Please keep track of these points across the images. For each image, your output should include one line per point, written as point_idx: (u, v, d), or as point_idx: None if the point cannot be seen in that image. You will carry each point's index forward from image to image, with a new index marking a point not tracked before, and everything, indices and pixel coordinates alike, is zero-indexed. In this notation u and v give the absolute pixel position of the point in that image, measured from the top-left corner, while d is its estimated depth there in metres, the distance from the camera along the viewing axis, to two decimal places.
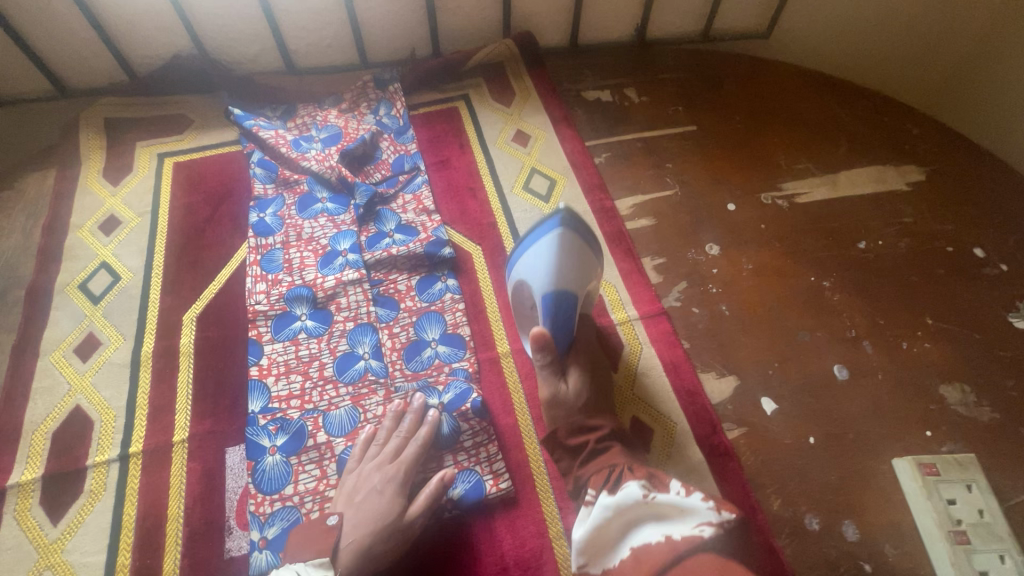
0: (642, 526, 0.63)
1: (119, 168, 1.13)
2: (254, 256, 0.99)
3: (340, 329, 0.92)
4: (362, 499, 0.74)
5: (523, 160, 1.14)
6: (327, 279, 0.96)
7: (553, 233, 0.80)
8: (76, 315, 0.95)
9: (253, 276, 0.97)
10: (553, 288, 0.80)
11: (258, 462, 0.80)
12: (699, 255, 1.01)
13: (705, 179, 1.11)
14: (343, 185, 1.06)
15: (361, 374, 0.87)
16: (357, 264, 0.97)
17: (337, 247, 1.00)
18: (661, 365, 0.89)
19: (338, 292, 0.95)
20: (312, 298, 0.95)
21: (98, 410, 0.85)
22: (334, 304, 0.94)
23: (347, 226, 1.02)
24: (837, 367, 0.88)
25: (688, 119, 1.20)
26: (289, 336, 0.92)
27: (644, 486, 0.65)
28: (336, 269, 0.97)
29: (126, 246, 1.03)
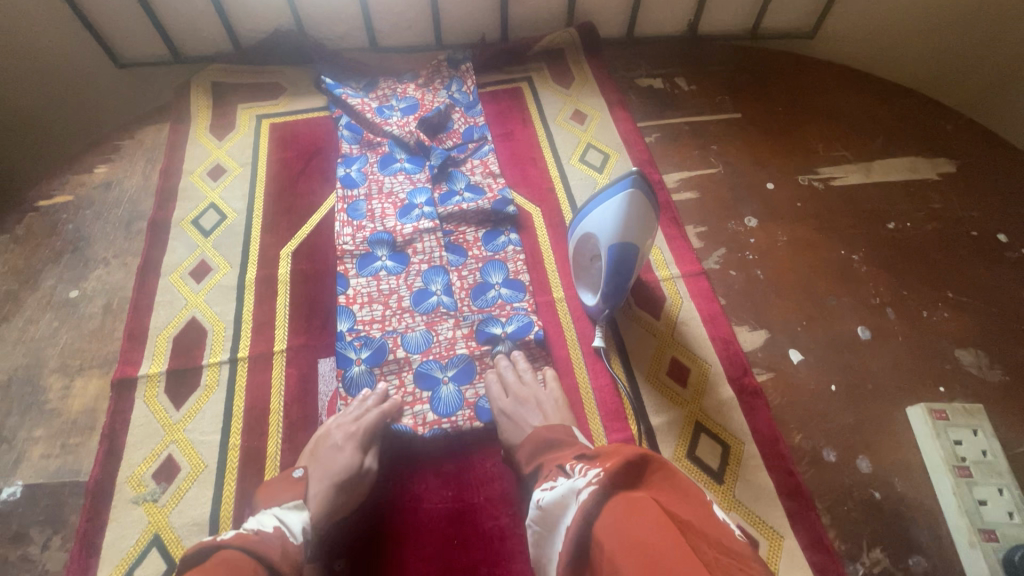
0: (549, 530, 0.61)
1: (224, 126, 1.29)
2: (342, 205, 1.11)
3: (416, 269, 1.03)
4: (324, 455, 0.81)
5: (580, 136, 1.26)
6: (405, 227, 1.08)
7: (624, 197, 0.72)
8: (190, 245, 1.10)
9: (340, 221, 1.09)
10: (615, 245, 0.75)
11: (346, 370, 0.92)
12: (738, 226, 1.11)
13: (747, 161, 1.21)
14: (420, 145, 1.18)
15: (434, 307, 0.99)
16: (432, 216, 1.09)
17: (414, 200, 1.12)
18: (699, 316, 0.99)
19: (415, 239, 1.07)
20: (391, 242, 1.06)
21: (211, 322, 1.00)
22: (411, 248, 1.05)
23: (421, 184, 1.15)
24: (861, 328, 0.97)
25: (734, 107, 1.31)
26: (371, 273, 1.03)
27: (541, 492, 0.65)
28: (413, 219, 1.09)
29: (230, 191, 1.19)
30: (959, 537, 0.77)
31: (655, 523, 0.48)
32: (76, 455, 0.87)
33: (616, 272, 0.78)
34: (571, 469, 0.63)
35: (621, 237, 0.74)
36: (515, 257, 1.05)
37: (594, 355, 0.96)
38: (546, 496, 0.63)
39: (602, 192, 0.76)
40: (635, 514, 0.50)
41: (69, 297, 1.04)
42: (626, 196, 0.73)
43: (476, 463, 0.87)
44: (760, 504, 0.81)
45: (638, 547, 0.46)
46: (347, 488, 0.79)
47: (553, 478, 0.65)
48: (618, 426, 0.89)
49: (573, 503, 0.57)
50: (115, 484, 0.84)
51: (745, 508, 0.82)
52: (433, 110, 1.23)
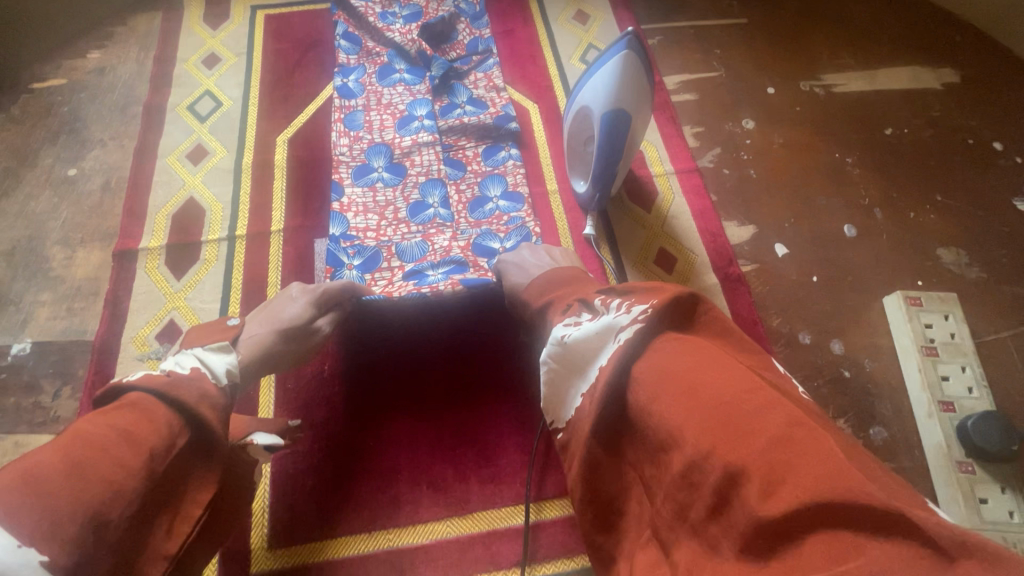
0: (573, 371, 0.52)
1: (218, 15, 1.26)
2: (338, 115, 1.04)
3: (413, 181, 0.98)
4: (276, 304, 0.81)
5: (581, 36, 1.23)
6: (403, 139, 1.02)
7: (619, 57, 0.73)
8: (186, 129, 1.10)
9: (336, 131, 1.02)
10: (609, 110, 0.75)
11: (336, 272, 0.89)
12: (735, 127, 1.11)
13: (749, 65, 1.19)
14: (426, 57, 1.11)
15: (430, 219, 0.95)
16: (432, 129, 1.03)
17: (414, 112, 1.05)
18: (689, 211, 1.00)
19: (413, 152, 1.01)
20: (389, 153, 1.00)
21: (208, 202, 1.01)
22: (409, 161, 1.00)
23: (422, 95, 1.07)
24: (847, 226, 0.99)
25: (741, 12, 1.27)
26: (367, 184, 0.98)
27: (564, 328, 0.55)
28: (412, 131, 1.03)
29: (226, 79, 1.17)
30: (919, 410, 0.82)
31: (732, 369, 0.42)
32: (81, 317, 0.91)
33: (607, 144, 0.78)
34: (604, 304, 0.54)
35: (611, 100, 0.74)
36: (514, 170, 1.01)
37: (585, 242, 0.98)
38: (569, 332, 0.54)
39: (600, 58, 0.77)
40: (703, 359, 0.43)
41: (68, 175, 1.05)
42: (621, 59, 0.73)
43: (478, 345, 0.90)
44: None
45: (716, 398, 0.39)
46: (285, 343, 0.77)
47: (577, 315, 0.57)
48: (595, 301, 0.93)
49: (607, 348, 0.48)
50: (120, 343, 0.88)
51: None
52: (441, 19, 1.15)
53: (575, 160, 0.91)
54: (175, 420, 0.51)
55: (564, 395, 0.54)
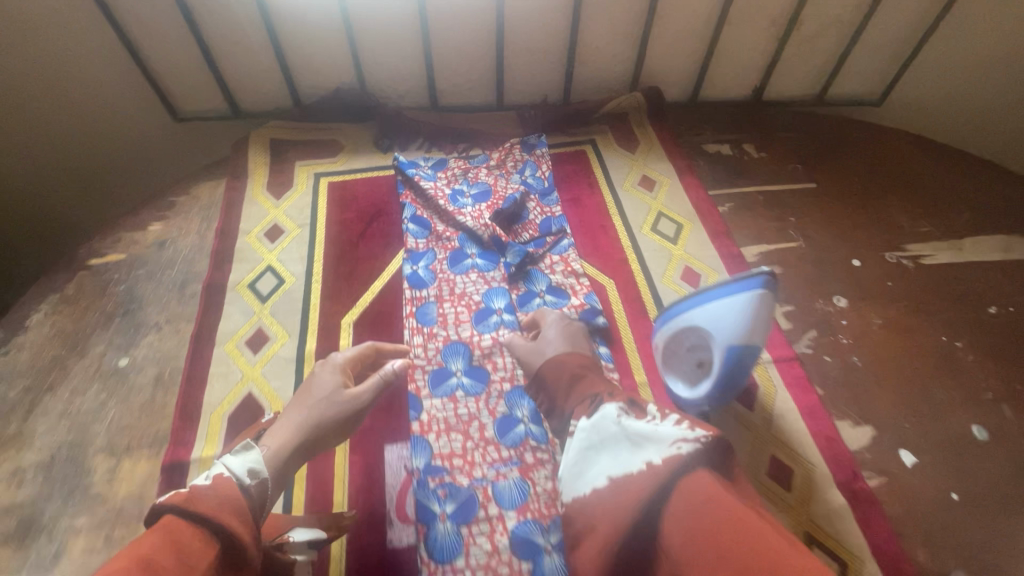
0: (614, 448, 0.63)
1: (282, 184, 1.26)
2: (410, 308, 1.03)
3: (497, 389, 0.93)
4: (307, 391, 0.81)
5: (650, 203, 1.21)
6: (482, 337, 0.99)
7: (750, 296, 0.68)
8: (246, 311, 1.05)
9: (409, 328, 1.01)
10: (737, 343, 0.71)
11: (430, 528, 0.79)
12: (827, 305, 1.04)
13: (828, 233, 1.15)
14: (496, 239, 1.11)
15: (522, 438, 0.88)
16: (512, 325, 1.00)
17: (491, 304, 1.03)
18: (797, 409, 0.91)
19: (494, 352, 0.97)
20: (468, 355, 0.97)
21: (268, 399, 0.94)
22: (490, 364, 0.96)
23: (497, 283, 1.06)
24: (975, 427, 0.89)
25: (808, 176, 1.27)
26: (446, 392, 0.93)
27: (620, 410, 0.68)
28: (491, 328, 1.00)
29: (288, 253, 1.14)
30: None
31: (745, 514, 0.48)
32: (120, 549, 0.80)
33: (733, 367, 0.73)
34: (660, 414, 0.64)
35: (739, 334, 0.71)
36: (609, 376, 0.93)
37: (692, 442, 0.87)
38: (626, 423, 0.65)
39: (716, 287, 0.72)
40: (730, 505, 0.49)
41: (119, 366, 0.98)
42: (752, 294, 0.69)
43: None
44: None
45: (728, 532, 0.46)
46: (324, 416, 0.78)
47: (640, 411, 0.67)
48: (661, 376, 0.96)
49: (661, 450, 0.56)
50: None
51: None
52: (513, 196, 1.17)
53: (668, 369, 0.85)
54: (207, 540, 0.52)
55: (595, 470, 0.63)
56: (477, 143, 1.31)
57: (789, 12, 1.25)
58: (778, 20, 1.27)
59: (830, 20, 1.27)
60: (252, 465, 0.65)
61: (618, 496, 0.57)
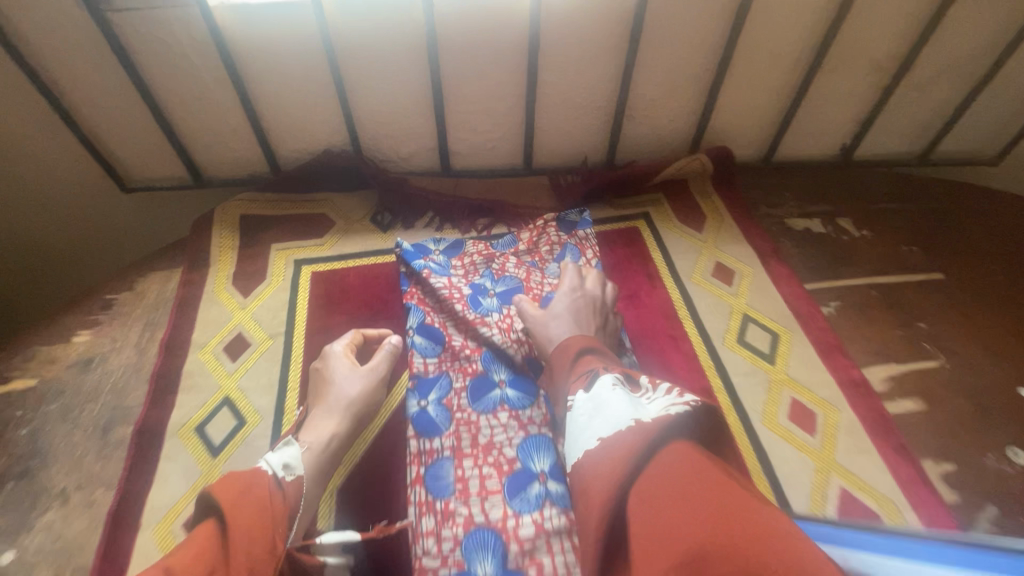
0: (608, 415, 0.53)
1: (252, 276, 0.99)
2: (417, 469, 0.74)
3: None
4: (319, 373, 0.81)
5: (732, 303, 0.92)
6: (520, 521, 0.69)
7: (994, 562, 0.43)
8: (190, 471, 0.77)
9: (416, 503, 0.71)
10: None
11: None
12: (1002, 462, 0.74)
13: (974, 346, 0.86)
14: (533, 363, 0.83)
15: None
16: (562, 500, 0.70)
17: (531, 465, 0.74)
18: None
19: (538, 547, 0.67)
20: (501, 550, 0.67)
21: None
22: (534, 567, 0.66)
23: (537, 429, 0.77)
24: None
25: (931, 263, 0.98)
26: None
27: (618, 378, 0.58)
28: (532, 504, 0.70)
29: (253, 378, 0.86)
30: None
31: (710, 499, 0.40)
32: None
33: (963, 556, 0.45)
34: (651, 383, 0.56)
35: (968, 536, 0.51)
36: None
37: None
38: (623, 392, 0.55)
39: (916, 542, 0.51)
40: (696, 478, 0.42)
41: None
42: None
43: None
44: None
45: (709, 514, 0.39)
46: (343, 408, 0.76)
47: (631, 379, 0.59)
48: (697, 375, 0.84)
49: (651, 413, 0.50)
50: None
51: None
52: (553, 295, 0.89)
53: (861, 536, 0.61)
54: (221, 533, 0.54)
55: (586, 434, 0.53)
56: (500, 219, 1.06)
57: (898, 55, 0.99)
58: (883, 64, 1.00)
59: (949, 64, 1.01)
60: (291, 460, 0.68)
61: (608, 459, 0.47)
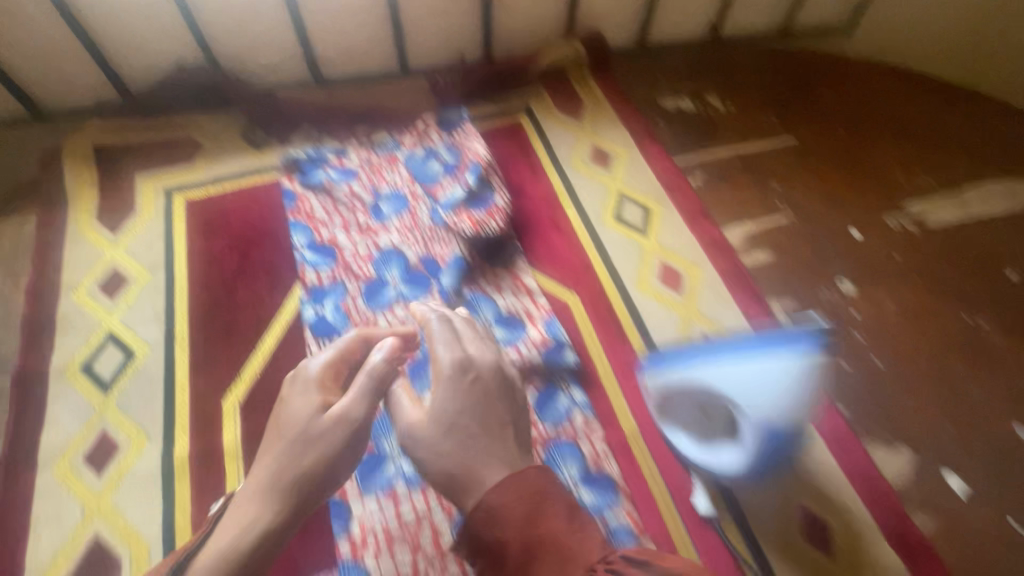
0: None
1: (120, 211, 0.92)
2: None
3: None
4: (286, 420, 0.62)
5: (608, 184, 0.97)
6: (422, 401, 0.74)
7: (801, 359, 0.63)
8: (81, 410, 0.73)
9: None
10: None
11: None
12: (832, 293, 0.86)
13: (818, 200, 0.97)
14: (455, 261, 0.85)
15: None
16: None
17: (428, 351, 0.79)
18: (824, 439, 0.72)
19: None
20: None
21: (125, 542, 0.65)
22: None
23: None
24: (1020, 428, 0.75)
25: (785, 129, 1.07)
26: (383, 486, 0.69)
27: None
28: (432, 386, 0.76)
29: (137, 311, 0.82)
30: None
31: None
32: None
33: (757, 444, 0.63)
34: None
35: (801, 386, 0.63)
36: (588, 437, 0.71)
37: (702, 522, 0.67)
38: None
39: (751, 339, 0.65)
40: None
41: None
42: None
43: None
44: None
45: None
46: (317, 441, 0.60)
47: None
48: (555, 214, 0.93)
49: None
50: None
51: None
52: (454, 197, 0.89)
53: (658, 420, 0.69)
54: None
55: None
56: (380, 125, 1.02)
57: None
58: None
59: None
60: None
61: None
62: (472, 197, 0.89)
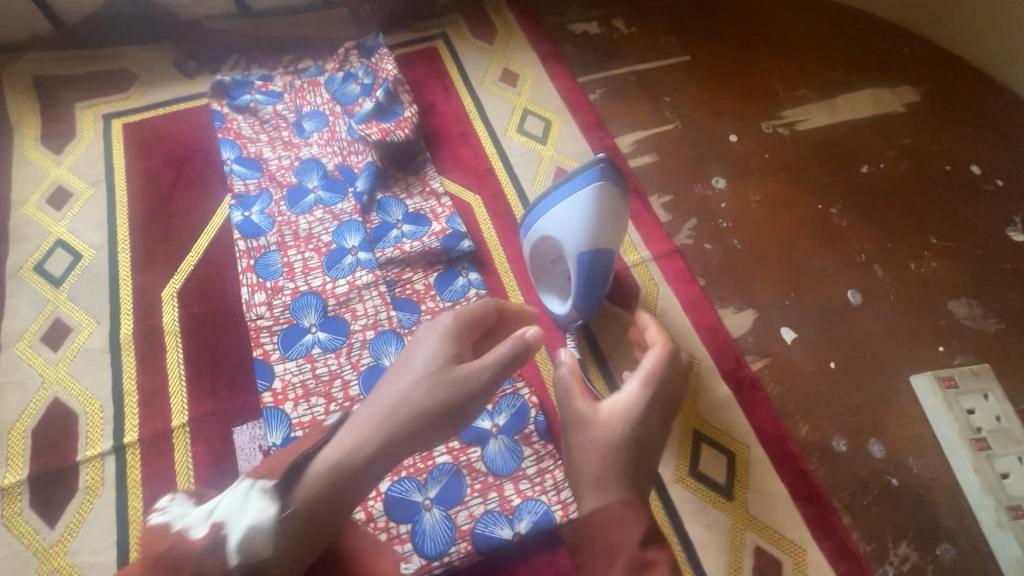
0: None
1: (61, 134, 1.00)
2: (247, 261, 0.86)
3: (359, 340, 0.82)
4: (409, 357, 0.58)
5: (515, 101, 1.07)
6: (337, 284, 0.85)
7: (592, 185, 0.68)
8: (36, 301, 0.84)
9: (248, 286, 0.85)
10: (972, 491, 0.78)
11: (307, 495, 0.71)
12: (706, 189, 0.98)
13: (704, 110, 1.07)
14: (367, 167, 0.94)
15: None
16: (370, 264, 0.87)
17: (344, 244, 0.89)
18: (680, 304, 0.86)
19: (353, 298, 0.84)
20: (322, 306, 0.84)
21: (81, 402, 0.77)
22: (349, 312, 0.83)
23: (350, 217, 0.91)
24: (851, 292, 0.89)
25: (682, 49, 1.16)
26: (301, 352, 0.81)
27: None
28: (346, 272, 0.86)
29: (82, 221, 0.91)
30: (988, 520, 0.73)
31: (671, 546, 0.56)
32: None
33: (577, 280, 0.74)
34: None
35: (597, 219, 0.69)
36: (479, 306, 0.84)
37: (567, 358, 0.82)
38: None
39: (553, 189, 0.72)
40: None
41: None
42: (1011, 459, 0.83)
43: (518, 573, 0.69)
44: (775, 516, 0.72)
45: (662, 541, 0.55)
46: (476, 391, 0.56)
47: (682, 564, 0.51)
48: (464, 128, 1.03)
49: None
50: None
51: (761, 524, 0.72)
52: (365, 111, 0.98)
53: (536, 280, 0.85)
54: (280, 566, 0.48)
55: None
56: (304, 54, 1.10)
57: None
58: None
59: None
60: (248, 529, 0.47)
61: None
62: (382, 111, 0.98)
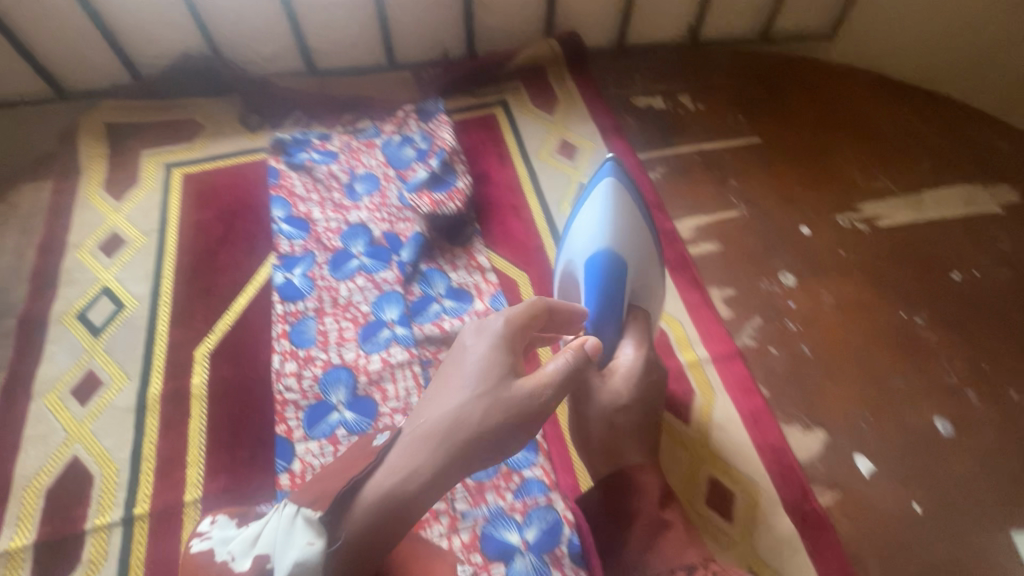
0: None
1: (123, 181, 1.02)
2: (283, 326, 0.84)
3: (387, 425, 0.77)
4: (454, 370, 0.57)
5: (571, 175, 1.03)
6: (370, 360, 0.81)
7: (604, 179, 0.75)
8: (74, 350, 0.84)
9: (281, 353, 0.82)
10: None
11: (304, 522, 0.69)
12: (773, 285, 0.90)
13: (773, 197, 1.00)
14: (414, 238, 0.91)
15: None
16: (407, 340, 0.83)
17: (381, 316, 0.85)
18: (739, 416, 0.78)
19: (385, 377, 0.80)
20: (351, 383, 0.80)
21: (98, 463, 0.75)
22: (379, 392, 0.79)
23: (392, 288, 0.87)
24: (939, 420, 0.78)
25: (752, 130, 1.10)
26: (325, 433, 0.76)
27: None
28: (381, 347, 0.82)
29: (130, 269, 0.92)
30: None
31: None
32: None
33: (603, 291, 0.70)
34: None
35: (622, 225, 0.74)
36: None
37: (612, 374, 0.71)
38: None
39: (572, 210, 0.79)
40: None
41: None
42: None
43: None
44: None
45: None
46: (532, 409, 0.56)
47: None
48: (516, 200, 1.00)
49: None
50: None
51: None
52: (419, 180, 0.96)
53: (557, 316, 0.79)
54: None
55: None
56: (363, 113, 1.10)
57: None
58: None
59: None
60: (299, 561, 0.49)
61: None
62: (435, 180, 0.96)
